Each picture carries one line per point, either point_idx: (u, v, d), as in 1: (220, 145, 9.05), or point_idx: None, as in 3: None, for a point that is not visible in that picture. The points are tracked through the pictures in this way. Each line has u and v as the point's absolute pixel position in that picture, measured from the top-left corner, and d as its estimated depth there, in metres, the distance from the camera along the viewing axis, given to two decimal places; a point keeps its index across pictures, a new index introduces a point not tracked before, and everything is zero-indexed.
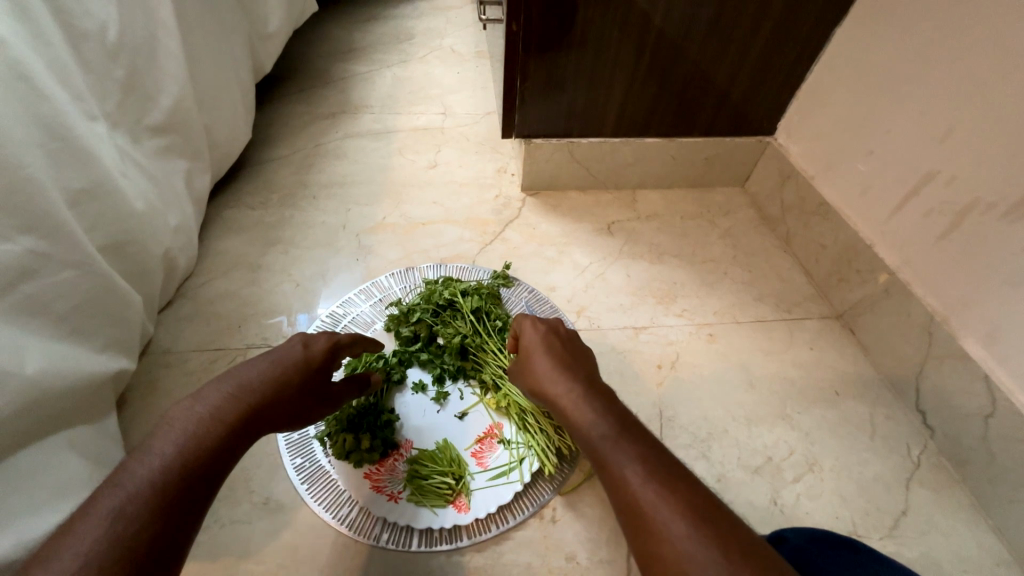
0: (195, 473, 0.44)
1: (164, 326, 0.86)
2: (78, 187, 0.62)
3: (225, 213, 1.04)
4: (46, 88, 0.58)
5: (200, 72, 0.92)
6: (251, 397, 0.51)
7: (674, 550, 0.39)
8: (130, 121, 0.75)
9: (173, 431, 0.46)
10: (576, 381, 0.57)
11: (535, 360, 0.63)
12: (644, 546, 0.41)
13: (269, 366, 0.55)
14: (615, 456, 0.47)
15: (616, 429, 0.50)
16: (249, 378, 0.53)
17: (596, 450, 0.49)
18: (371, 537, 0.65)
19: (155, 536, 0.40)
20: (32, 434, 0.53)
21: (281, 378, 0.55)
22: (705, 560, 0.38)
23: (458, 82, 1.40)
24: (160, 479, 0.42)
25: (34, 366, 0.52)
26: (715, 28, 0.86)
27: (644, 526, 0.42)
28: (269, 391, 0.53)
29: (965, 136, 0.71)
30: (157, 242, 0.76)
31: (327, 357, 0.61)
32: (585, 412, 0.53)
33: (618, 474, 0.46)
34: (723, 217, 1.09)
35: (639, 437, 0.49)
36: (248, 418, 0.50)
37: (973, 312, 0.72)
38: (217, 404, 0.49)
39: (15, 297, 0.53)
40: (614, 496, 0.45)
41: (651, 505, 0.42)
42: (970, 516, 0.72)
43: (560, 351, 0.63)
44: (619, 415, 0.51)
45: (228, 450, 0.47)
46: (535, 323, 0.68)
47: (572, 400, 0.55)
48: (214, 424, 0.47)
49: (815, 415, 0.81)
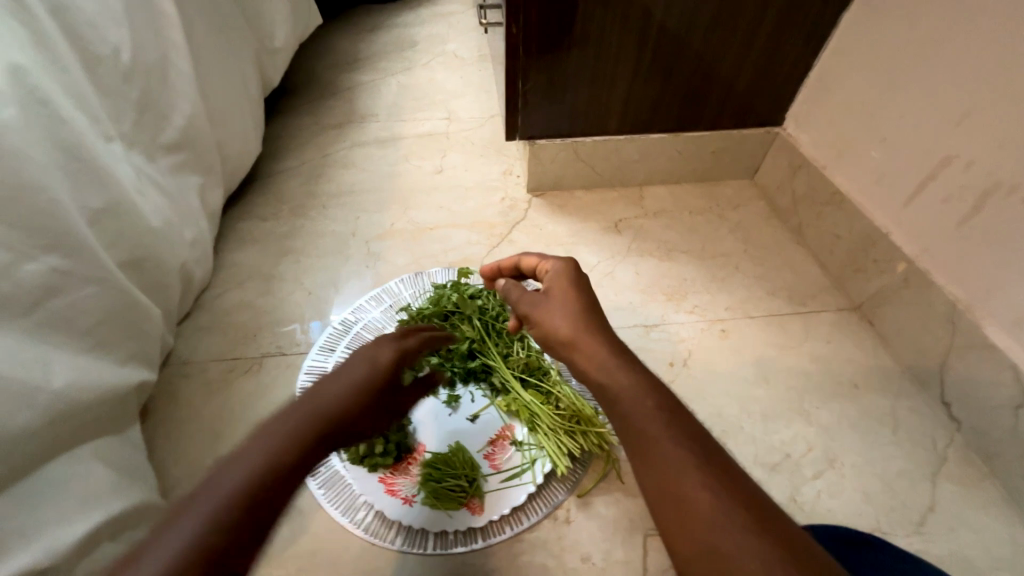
0: (255, 512, 0.37)
1: (183, 338, 0.88)
2: (98, 206, 0.64)
3: (238, 226, 1.06)
4: (66, 114, 0.61)
5: (212, 90, 0.95)
6: (326, 416, 0.42)
7: (731, 544, 0.37)
8: (145, 140, 0.77)
9: (246, 453, 0.39)
10: (611, 347, 0.52)
11: (558, 309, 0.56)
12: (685, 533, 0.39)
13: (342, 376, 0.45)
14: (661, 438, 0.43)
15: (658, 406, 0.46)
16: (330, 392, 0.44)
17: (637, 426, 0.45)
18: (387, 540, 0.66)
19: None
20: (59, 447, 0.55)
21: (353, 395, 0.44)
22: (769, 559, 0.36)
23: (462, 87, 1.41)
24: (217, 519, 0.35)
25: (60, 380, 0.55)
26: (719, 19, 0.85)
27: (692, 512, 0.39)
28: (335, 410, 0.43)
29: (982, 117, 0.69)
30: (174, 256, 0.79)
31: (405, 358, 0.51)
32: (626, 382, 0.48)
33: (662, 455, 0.43)
34: (733, 211, 1.08)
35: (684, 420, 0.45)
36: (322, 440, 0.42)
37: (997, 299, 0.70)
38: (290, 423, 0.41)
39: (41, 314, 0.55)
40: (652, 478, 0.42)
41: (701, 498, 0.40)
42: (1002, 512, 0.69)
43: (585, 304, 0.56)
44: (660, 390, 0.47)
45: (299, 477, 0.40)
46: (564, 264, 0.61)
47: (606, 366, 0.50)
48: (272, 454, 0.39)
49: (834, 409, 0.79)
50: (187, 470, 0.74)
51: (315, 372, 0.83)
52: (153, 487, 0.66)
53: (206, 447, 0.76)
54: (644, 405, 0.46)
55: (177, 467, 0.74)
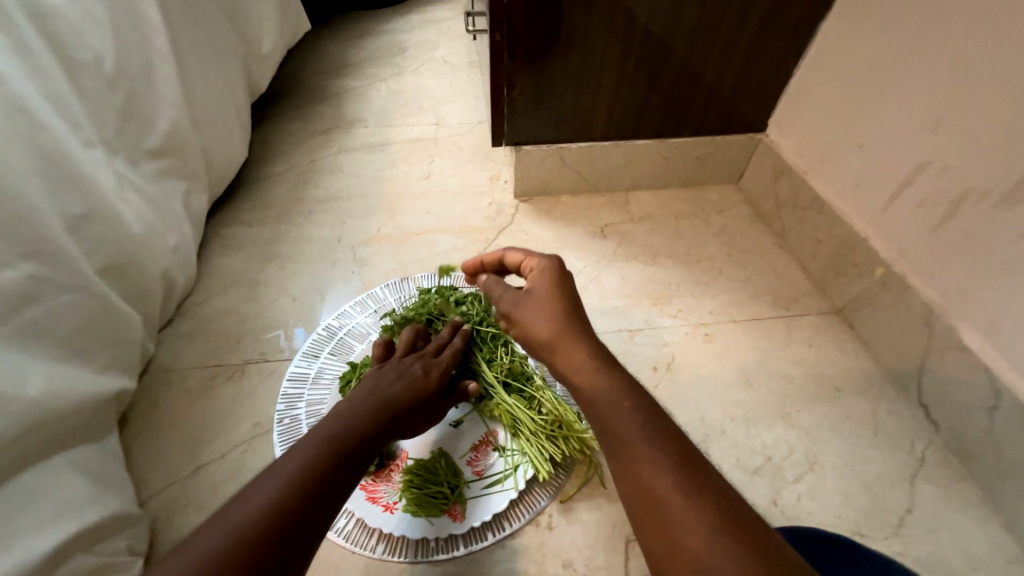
0: (317, 489, 0.43)
1: (164, 345, 0.87)
2: (77, 212, 0.64)
3: (223, 232, 1.06)
4: (45, 120, 0.60)
5: (198, 96, 0.95)
6: (383, 409, 0.52)
7: (702, 545, 0.38)
8: (127, 146, 0.77)
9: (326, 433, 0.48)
10: (593, 349, 0.52)
11: (538, 311, 0.56)
12: (659, 535, 0.40)
13: (393, 377, 0.57)
14: (636, 440, 0.44)
15: (635, 409, 0.47)
16: (388, 391, 0.54)
17: (614, 428, 0.46)
18: (367, 548, 0.66)
19: (281, 548, 0.40)
20: (33, 458, 0.54)
21: (396, 398, 0.54)
22: (738, 559, 0.36)
23: (451, 93, 1.42)
24: (286, 493, 0.42)
25: (34, 389, 0.54)
26: (701, 26, 0.87)
27: (665, 514, 0.40)
28: (382, 409, 0.52)
29: (955, 124, 0.70)
30: (156, 263, 0.78)
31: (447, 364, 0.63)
32: (603, 385, 0.49)
33: (637, 458, 0.43)
34: (717, 215, 1.09)
35: (659, 422, 0.46)
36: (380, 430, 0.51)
37: (971, 302, 0.71)
38: (357, 412, 0.51)
39: (17, 322, 0.54)
40: (628, 480, 0.43)
41: (674, 500, 0.40)
42: (978, 512, 0.70)
43: (566, 305, 0.56)
44: (638, 393, 0.48)
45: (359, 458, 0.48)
46: (549, 262, 0.60)
47: (586, 369, 0.50)
48: (333, 441, 0.47)
49: (815, 412, 0.79)
50: (166, 479, 0.73)
51: (298, 378, 0.83)
52: (130, 497, 0.66)
53: (185, 456, 0.75)
54: (622, 408, 0.47)
55: (156, 476, 0.73)
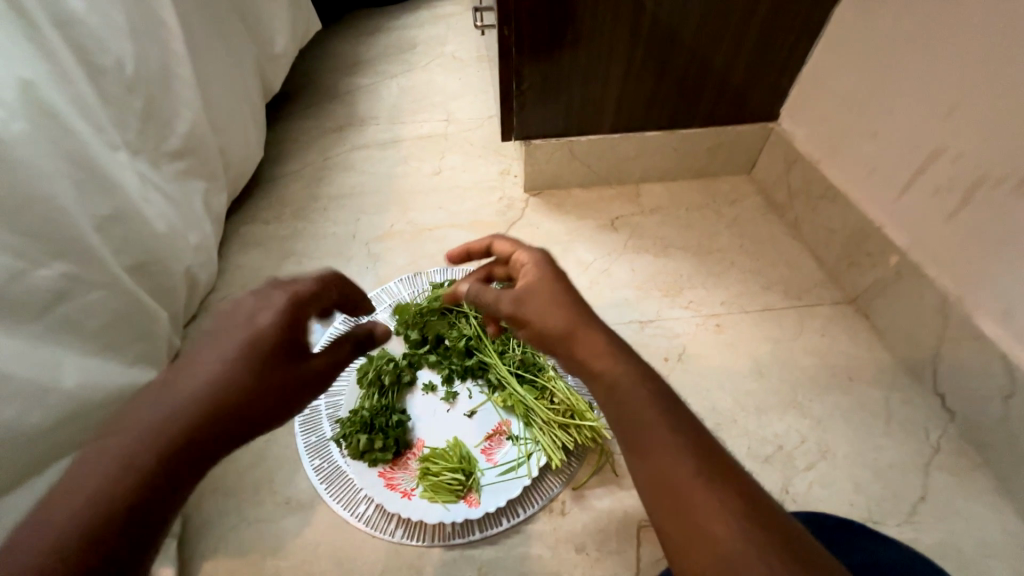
0: (158, 489, 0.39)
1: (188, 339, 0.91)
2: (104, 213, 0.66)
3: (242, 229, 1.09)
4: (73, 125, 0.63)
5: (215, 98, 0.98)
6: (188, 392, 0.42)
7: (724, 532, 0.39)
8: (149, 148, 0.80)
9: (160, 406, 0.41)
10: (608, 336, 0.52)
11: (545, 305, 0.55)
12: (680, 521, 0.41)
13: (258, 347, 0.45)
14: (657, 427, 0.45)
15: (655, 397, 0.47)
16: (212, 369, 0.43)
17: (634, 416, 0.46)
18: (386, 532, 0.68)
19: (121, 534, 0.37)
20: (70, 446, 0.57)
21: (238, 377, 0.43)
22: (759, 544, 0.38)
23: (461, 88, 1.43)
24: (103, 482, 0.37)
25: (71, 381, 0.57)
26: (709, 15, 0.86)
27: (688, 500, 0.41)
28: (228, 392, 0.43)
29: (970, 109, 0.69)
30: (179, 261, 0.81)
31: (283, 338, 0.47)
32: (622, 371, 0.48)
33: (659, 445, 0.44)
34: (729, 206, 1.09)
35: (678, 410, 0.46)
36: (208, 415, 0.41)
37: (986, 290, 0.70)
38: (170, 398, 0.41)
39: (53, 318, 0.58)
40: (648, 467, 0.44)
41: (696, 488, 0.41)
42: (993, 500, 0.70)
43: (571, 295, 0.56)
44: (658, 381, 0.48)
45: (205, 439, 0.41)
46: (540, 258, 0.61)
47: (604, 356, 0.50)
48: (162, 439, 0.39)
49: (828, 402, 0.79)
50: None
51: None
52: None
53: None
54: (642, 396, 0.47)
55: None
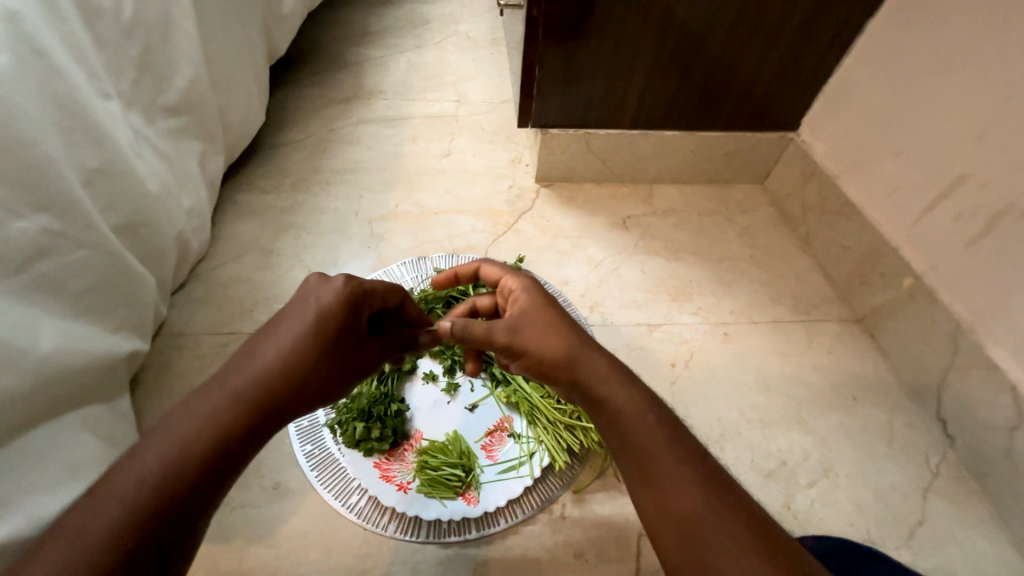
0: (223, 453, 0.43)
1: (176, 309, 0.86)
2: (93, 166, 0.61)
3: (238, 197, 1.03)
4: (62, 66, 0.57)
5: (217, 54, 0.91)
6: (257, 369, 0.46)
7: (735, 567, 0.37)
8: (144, 101, 0.74)
9: (228, 381, 0.45)
10: (611, 359, 0.50)
11: (542, 332, 0.52)
12: (689, 555, 0.39)
13: (319, 330, 0.49)
14: (662, 455, 0.43)
15: (660, 423, 0.46)
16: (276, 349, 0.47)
17: (639, 443, 0.44)
18: (379, 526, 0.65)
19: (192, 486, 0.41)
20: (45, 416, 0.53)
21: (300, 359, 0.48)
22: None
23: (474, 69, 1.38)
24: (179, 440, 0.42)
25: (48, 345, 0.52)
26: (744, 16, 0.83)
27: (695, 534, 0.39)
28: (290, 372, 0.47)
29: (1003, 137, 0.68)
30: (170, 225, 0.76)
31: (344, 321, 0.51)
32: (626, 396, 0.47)
33: (665, 474, 0.42)
34: (742, 215, 1.07)
35: (683, 438, 0.45)
36: (274, 391, 0.46)
37: (1001, 321, 0.70)
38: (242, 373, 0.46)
39: (29, 276, 0.52)
40: (653, 497, 0.42)
41: (705, 520, 0.39)
42: (988, 528, 0.71)
43: (559, 313, 0.55)
44: (658, 405, 0.47)
45: (268, 413, 0.46)
46: (530, 284, 0.58)
47: (607, 379, 0.48)
48: (233, 410, 0.44)
49: (831, 420, 0.79)
50: None
51: None
52: None
53: None
54: (645, 422, 0.45)
55: None
